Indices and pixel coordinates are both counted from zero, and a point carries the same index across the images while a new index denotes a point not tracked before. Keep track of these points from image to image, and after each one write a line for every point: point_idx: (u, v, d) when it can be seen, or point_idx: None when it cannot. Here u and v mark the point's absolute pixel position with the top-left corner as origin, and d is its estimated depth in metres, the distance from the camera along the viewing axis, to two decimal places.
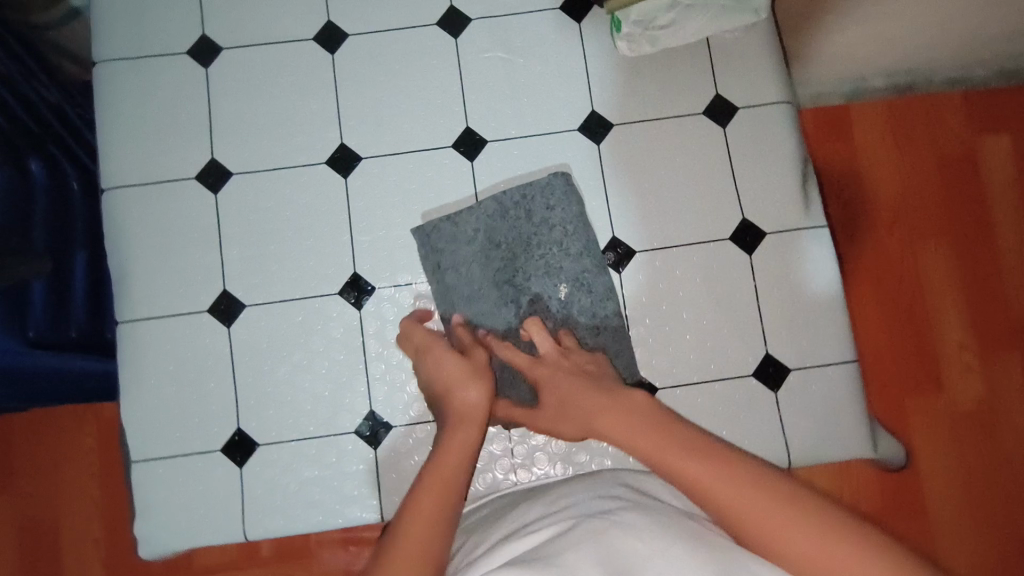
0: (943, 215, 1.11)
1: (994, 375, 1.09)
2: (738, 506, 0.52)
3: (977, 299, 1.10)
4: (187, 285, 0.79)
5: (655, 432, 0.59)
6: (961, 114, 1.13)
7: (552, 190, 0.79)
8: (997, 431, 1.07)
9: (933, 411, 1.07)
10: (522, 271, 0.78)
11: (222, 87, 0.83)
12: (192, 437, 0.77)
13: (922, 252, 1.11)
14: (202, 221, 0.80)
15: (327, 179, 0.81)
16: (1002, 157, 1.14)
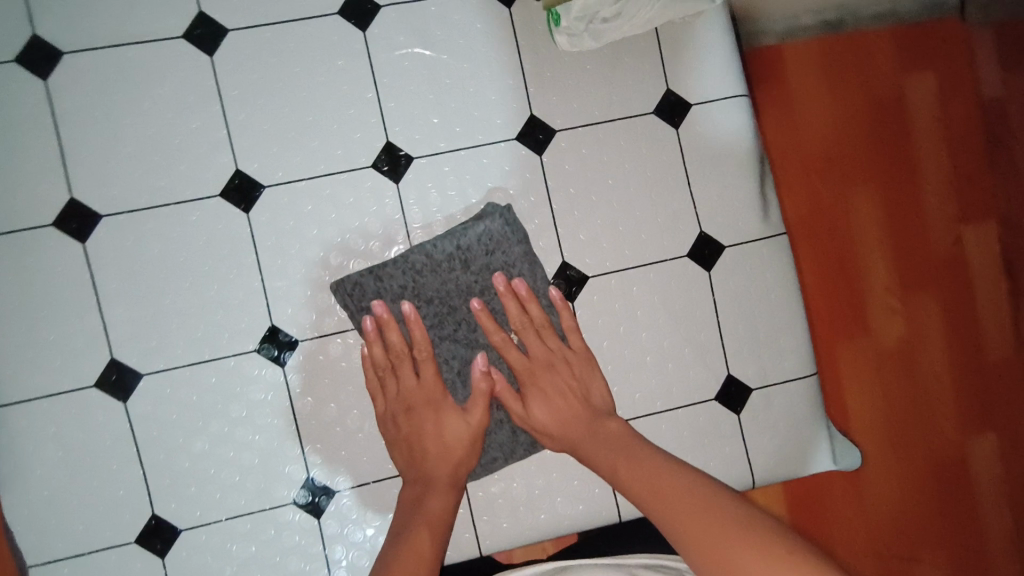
0: (879, 177, 0.91)
1: (934, 363, 0.92)
2: (699, 538, 0.53)
3: (916, 275, 0.92)
4: (66, 356, 0.68)
5: (625, 460, 0.63)
6: (894, 53, 0.92)
7: (492, 234, 0.70)
8: (936, 431, 0.91)
9: (876, 413, 0.90)
10: (466, 323, 0.71)
11: (74, 107, 0.68)
12: (99, 529, 0.69)
13: (862, 220, 0.90)
14: (71, 278, 0.68)
15: (225, 214, 0.70)
16: (935, 104, 0.93)
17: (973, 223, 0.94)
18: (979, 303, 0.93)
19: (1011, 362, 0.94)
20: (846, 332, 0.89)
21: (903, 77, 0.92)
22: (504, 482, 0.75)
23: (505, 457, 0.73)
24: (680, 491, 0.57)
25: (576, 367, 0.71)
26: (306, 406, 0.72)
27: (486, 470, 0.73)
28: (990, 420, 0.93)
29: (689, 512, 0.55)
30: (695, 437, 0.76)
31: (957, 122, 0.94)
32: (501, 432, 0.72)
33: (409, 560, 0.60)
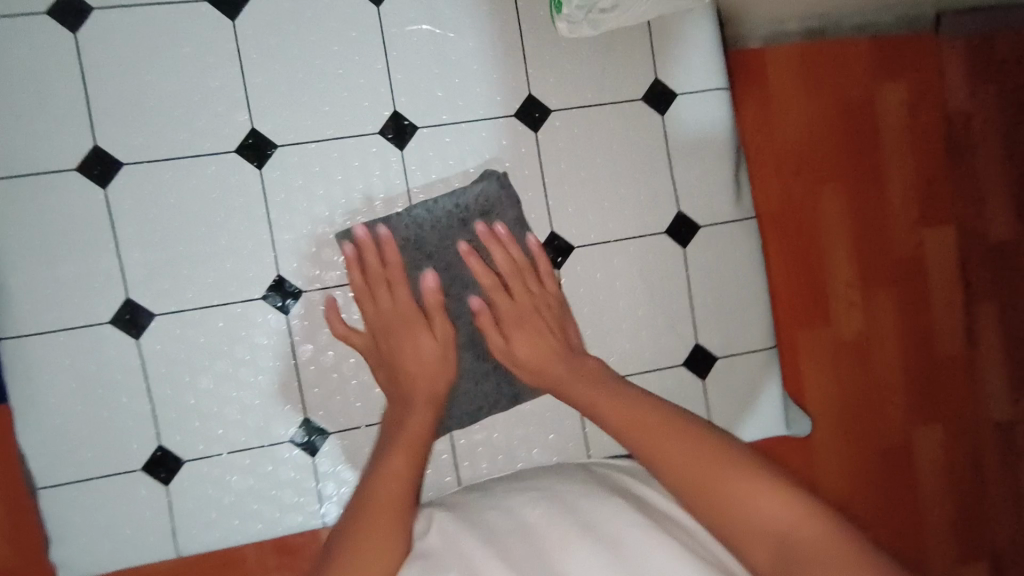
0: (846, 175, 0.98)
1: (883, 350, 0.99)
2: (689, 474, 0.59)
3: (873, 270, 0.99)
4: (83, 293, 0.73)
5: (623, 405, 0.66)
6: (869, 61, 0.98)
7: (487, 197, 0.78)
8: (884, 411, 0.99)
9: (830, 391, 0.97)
10: (460, 275, 0.78)
11: (100, 59, 0.72)
12: (107, 456, 0.74)
13: (827, 215, 0.97)
14: (91, 220, 0.73)
15: (239, 169, 0.75)
16: (901, 111, 1.00)
17: (930, 224, 1.01)
18: (930, 300, 1.01)
19: (957, 356, 1.03)
20: (807, 319, 0.96)
21: (874, 87, 0.98)
22: (486, 432, 0.81)
23: (489, 407, 0.80)
24: (679, 432, 0.62)
25: (544, 300, 0.77)
26: (306, 353, 0.77)
27: (472, 419, 0.80)
28: (935, 410, 1.02)
29: (679, 450, 0.60)
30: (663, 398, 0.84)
31: (922, 129, 1.01)
32: (486, 383, 0.80)
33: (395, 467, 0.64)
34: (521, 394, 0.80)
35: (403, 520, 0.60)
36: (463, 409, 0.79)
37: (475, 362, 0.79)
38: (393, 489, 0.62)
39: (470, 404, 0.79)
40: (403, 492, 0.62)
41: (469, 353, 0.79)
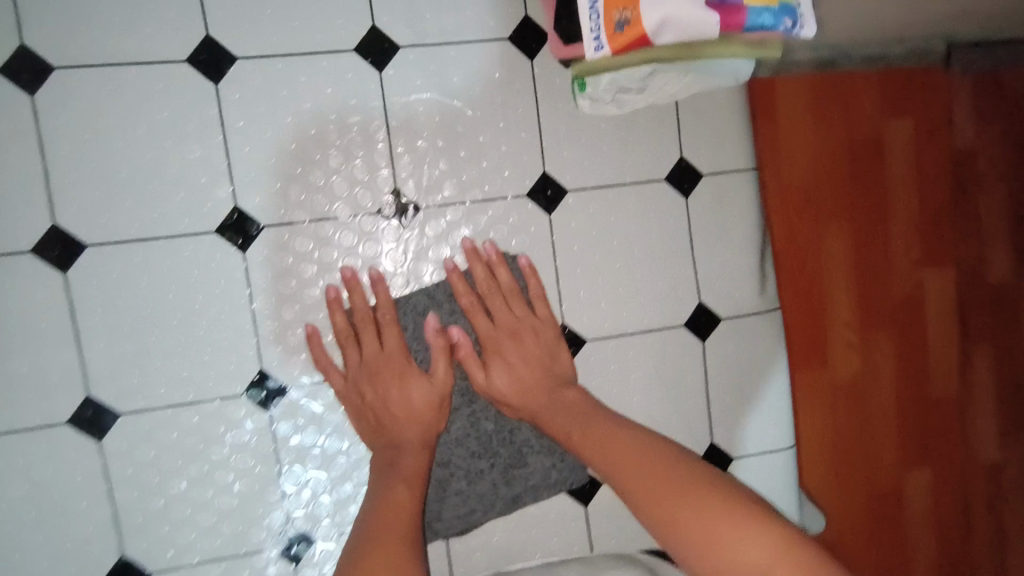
0: (871, 238, 0.79)
1: (903, 443, 0.83)
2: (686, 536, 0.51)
3: (896, 354, 0.82)
4: (38, 389, 0.65)
5: (579, 421, 0.63)
6: (888, 98, 0.78)
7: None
8: (904, 509, 0.84)
9: (844, 494, 0.81)
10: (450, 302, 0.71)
11: (62, 126, 0.64)
12: (61, 570, 0.66)
13: (848, 287, 0.78)
14: (48, 307, 0.64)
15: (220, 251, 0.67)
16: (919, 157, 0.81)
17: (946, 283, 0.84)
18: (948, 381, 0.85)
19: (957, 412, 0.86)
20: (824, 411, 0.79)
21: (897, 128, 0.79)
22: (485, 537, 0.74)
23: (485, 510, 0.72)
24: (628, 447, 0.59)
25: (544, 336, 0.70)
26: (290, 453, 0.70)
27: (466, 524, 0.72)
28: (949, 476, 0.86)
29: (674, 504, 0.53)
30: None
31: (941, 179, 0.82)
32: (481, 482, 0.72)
33: (397, 506, 0.59)
34: (522, 497, 0.73)
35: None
36: (455, 512, 0.72)
37: (469, 458, 0.72)
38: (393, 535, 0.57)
39: (464, 507, 0.72)
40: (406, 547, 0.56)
41: (463, 449, 0.71)
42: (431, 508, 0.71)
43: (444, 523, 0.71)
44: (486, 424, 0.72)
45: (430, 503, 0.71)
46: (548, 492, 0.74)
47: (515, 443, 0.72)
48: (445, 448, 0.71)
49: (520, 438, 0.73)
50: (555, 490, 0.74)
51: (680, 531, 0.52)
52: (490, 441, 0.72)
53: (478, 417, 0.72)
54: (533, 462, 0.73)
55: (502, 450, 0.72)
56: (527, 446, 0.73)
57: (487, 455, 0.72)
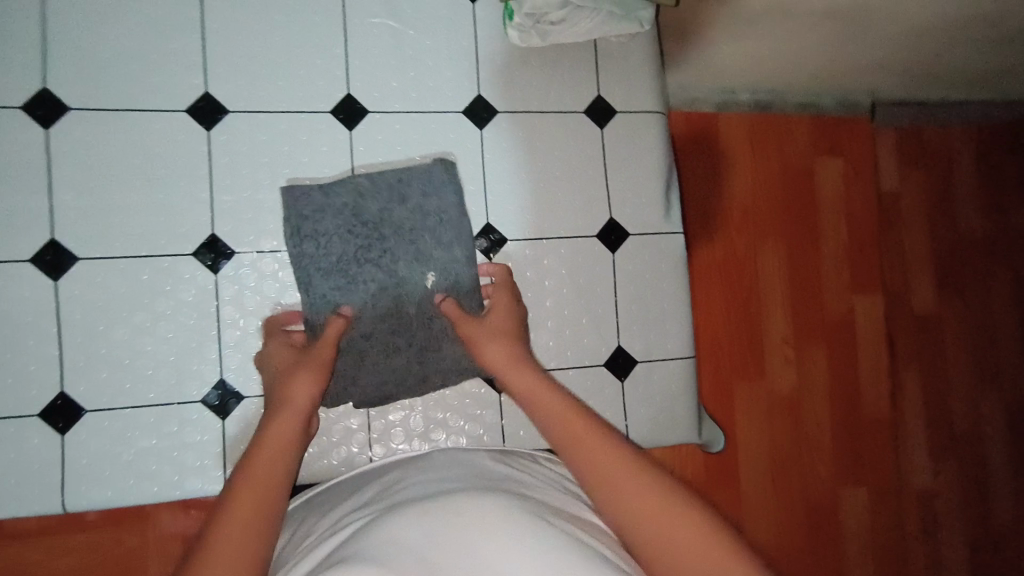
0: (766, 224, 1.22)
1: (803, 372, 1.21)
2: (628, 509, 0.56)
3: (795, 308, 1.22)
4: (8, 230, 0.73)
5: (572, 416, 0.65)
6: (771, 137, 1.23)
7: (431, 178, 0.81)
8: (799, 423, 1.20)
9: (751, 401, 1.18)
10: (385, 211, 0.79)
11: (62, 8, 0.74)
12: (4, 400, 0.73)
13: (758, 254, 1.21)
14: (28, 159, 0.73)
15: (186, 128, 0.77)
16: (796, 175, 1.24)
17: (825, 259, 1.25)
18: (821, 323, 1.24)
19: (835, 347, 1.24)
20: (736, 340, 1.18)
21: (782, 156, 1.23)
22: (405, 411, 0.82)
23: (397, 383, 0.80)
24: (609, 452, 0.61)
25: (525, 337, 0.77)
26: (230, 313, 0.78)
27: (379, 394, 0.80)
28: (826, 396, 1.23)
29: (625, 492, 0.57)
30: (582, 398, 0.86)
31: (809, 188, 1.25)
32: (397, 358, 0.80)
33: (274, 440, 0.64)
34: (430, 377, 0.81)
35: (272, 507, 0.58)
36: (368, 379, 0.79)
37: (388, 334, 0.79)
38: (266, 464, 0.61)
39: (377, 378, 0.79)
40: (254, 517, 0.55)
41: (384, 323, 0.79)
42: (347, 374, 0.78)
43: (357, 389, 0.79)
44: (408, 308, 0.79)
45: (345, 369, 0.78)
46: (455, 378, 0.82)
47: (432, 328, 0.80)
48: (368, 320, 0.78)
49: (438, 325, 0.80)
50: (461, 376, 0.82)
51: (651, 540, 0.54)
52: (409, 322, 0.79)
53: (402, 302, 0.79)
54: (446, 348, 0.81)
55: (418, 331, 0.80)
56: (444, 335, 0.80)
57: (405, 335, 0.79)
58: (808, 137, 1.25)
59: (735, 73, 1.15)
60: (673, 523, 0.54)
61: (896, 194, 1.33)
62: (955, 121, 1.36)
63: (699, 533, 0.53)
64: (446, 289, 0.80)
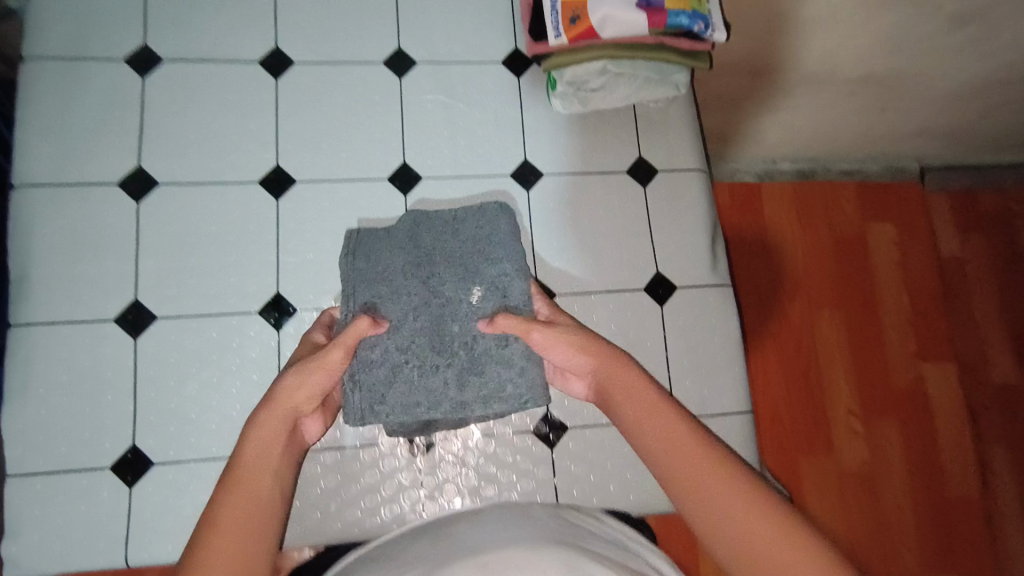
0: (826, 292, 1.29)
1: (875, 438, 1.24)
2: (713, 505, 0.56)
3: (860, 373, 1.26)
4: (97, 293, 0.79)
5: (654, 409, 0.62)
6: (823, 211, 1.33)
7: (486, 213, 0.70)
8: (877, 492, 1.22)
9: (823, 469, 1.21)
10: (436, 236, 0.69)
11: (158, 99, 0.85)
12: (79, 453, 0.76)
13: (819, 322, 1.27)
14: (120, 229, 0.81)
15: (258, 198, 0.84)
16: (852, 246, 1.32)
17: (890, 323, 1.30)
18: (892, 386, 1.27)
19: (909, 409, 1.27)
20: (804, 405, 1.23)
21: (835, 228, 1.32)
22: (458, 467, 0.81)
23: (429, 408, 0.65)
24: (694, 451, 0.59)
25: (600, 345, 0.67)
26: None
27: (407, 418, 0.65)
28: (904, 461, 1.24)
29: (711, 492, 0.56)
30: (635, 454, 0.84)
31: (865, 256, 1.32)
32: (431, 377, 0.65)
33: (258, 451, 0.59)
34: (470, 404, 0.66)
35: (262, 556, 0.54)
36: (395, 402, 0.64)
37: (425, 352, 0.65)
38: (250, 497, 0.57)
39: (409, 401, 0.64)
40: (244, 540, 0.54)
41: (419, 339, 0.65)
42: (371, 395, 0.64)
43: (383, 412, 0.64)
44: (451, 326, 0.66)
45: (370, 392, 0.64)
46: (498, 406, 0.66)
47: (477, 347, 0.66)
48: (401, 334, 0.64)
49: (484, 346, 0.66)
50: (508, 405, 0.66)
51: (738, 539, 0.54)
52: (448, 338, 0.65)
53: (444, 318, 0.66)
54: (490, 372, 0.66)
55: (458, 350, 0.65)
56: (490, 358, 0.66)
57: (446, 353, 0.65)
58: (859, 211, 1.34)
59: (782, 143, 1.39)
60: (762, 527, 0.53)
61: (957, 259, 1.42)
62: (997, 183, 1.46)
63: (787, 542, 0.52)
64: (495, 306, 0.67)
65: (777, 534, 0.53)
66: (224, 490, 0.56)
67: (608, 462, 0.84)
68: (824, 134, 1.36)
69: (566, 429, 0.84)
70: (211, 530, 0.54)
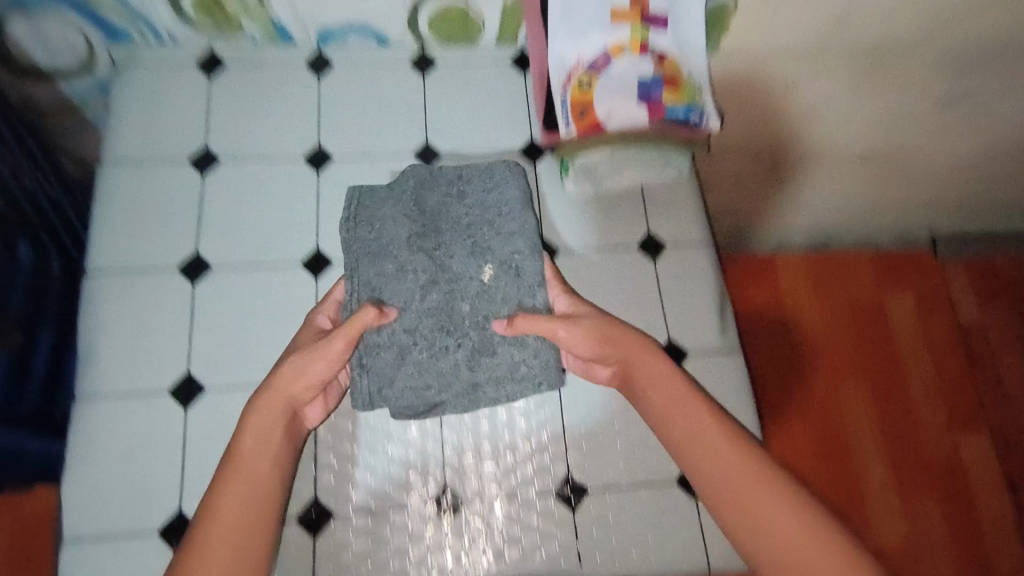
0: (849, 362, 1.46)
1: (909, 498, 1.37)
2: (731, 493, 0.73)
3: (888, 435, 1.41)
4: (154, 368, 0.87)
5: (686, 408, 0.79)
6: (840, 288, 1.52)
7: (492, 175, 0.86)
8: (917, 552, 1.35)
9: (872, 530, 1.34)
10: (443, 211, 0.83)
11: (215, 193, 0.95)
12: (129, 518, 0.81)
13: (844, 389, 1.43)
14: (177, 309, 0.90)
15: (300, 278, 0.93)
16: (872, 318, 1.50)
17: (911, 387, 1.46)
18: (921, 445, 1.41)
19: (942, 468, 1.39)
20: (837, 467, 1.38)
21: (852, 302, 1.51)
22: (483, 530, 0.84)
23: (441, 389, 0.78)
24: (716, 447, 0.76)
25: (630, 342, 0.82)
26: (324, 435, 0.85)
27: (420, 401, 0.78)
28: (943, 517, 1.37)
29: (730, 481, 0.74)
30: (656, 517, 0.86)
31: (879, 327, 1.50)
32: (442, 359, 0.78)
33: (258, 437, 0.75)
34: (482, 386, 0.79)
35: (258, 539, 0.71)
36: (409, 383, 0.77)
37: (436, 332, 0.78)
38: (250, 478, 0.73)
39: (418, 381, 0.77)
40: (245, 516, 0.72)
41: (432, 320, 0.78)
42: (387, 375, 0.77)
43: (393, 393, 0.77)
44: (462, 304, 0.79)
45: (387, 370, 0.77)
46: (508, 386, 0.79)
47: (485, 329, 0.79)
48: (416, 315, 0.78)
49: (493, 329, 0.79)
50: (518, 385, 0.79)
51: (751, 522, 0.72)
52: (460, 321, 0.79)
53: (455, 296, 0.79)
54: (500, 354, 0.78)
55: (470, 332, 0.78)
56: (496, 336, 0.79)
57: (456, 334, 0.78)
58: (873, 286, 1.53)
59: (802, 227, 1.58)
60: (772, 510, 0.71)
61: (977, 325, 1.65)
62: (981, 254, 1.70)
63: (792, 522, 0.70)
64: (502, 279, 0.80)
65: (788, 517, 0.70)
66: (227, 468, 0.73)
67: (630, 525, 0.86)
68: (843, 215, 1.53)
69: (587, 491, 0.86)
70: (215, 503, 0.71)
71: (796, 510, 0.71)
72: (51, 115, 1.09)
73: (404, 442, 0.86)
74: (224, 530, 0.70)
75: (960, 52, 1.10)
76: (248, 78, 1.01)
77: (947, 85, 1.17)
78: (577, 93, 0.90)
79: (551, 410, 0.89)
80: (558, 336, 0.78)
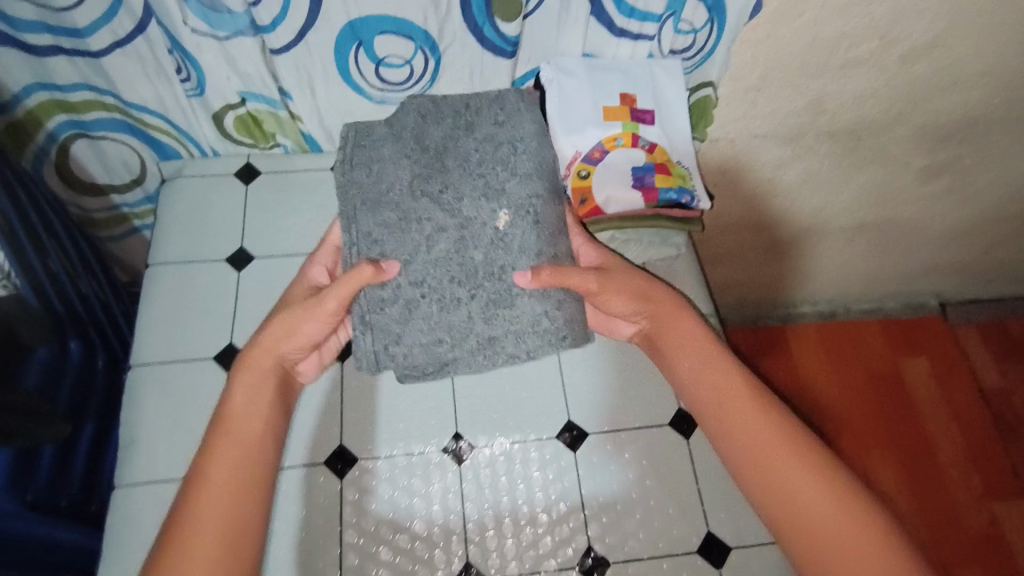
0: (868, 433, 1.57)
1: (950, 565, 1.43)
2: (757, 461, 0.74)
3: (916, 502, 1.50)
4: (188, 453, 0.91)
5: (715, 372, 0.80)
6: (849, 362, 1.66)
7: (504, 105, 0.80)
8: None
9: None
10: (450, 148, 0.77)
11: (249, 287, 1.04)
12: None
13: (868, 460, 1.54)
14: (212, 396, 0.95)
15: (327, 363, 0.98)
16: (885, 390, 1.63)
17: (931, 453, 1.55)
18: (945, 511, 1.49)
19: (976, 536, 1.47)
20: None
21: (863, 373, 1.65)
22: None
23: (455, 342, 0.76)
24: (742, 412, 0.77)
25: (657, 293, 0.86)
26: (350, 515, 0.88)
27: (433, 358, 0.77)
28: None
29: (755, 447, 0.75)
30: None
31: (892, 395, 1.62)
32: (456, 312, 0.76)
33: (248, 398, 0.76)
34: (498, 338, 0.77)
35: (251, 498, 0.71)
36: (420, 340, 0.76)
37: (448, 284, 0.75)
38: (242, 436, 0.74)
39: (429, 336, 0.76)
40: (236, 479, 0.71)
41: (441, 271, 0.75)
42: (396, 330, 0.75)
43: (401, 350, 0.76)
44: (474, 253, 0.75)
45: (394, 325, 0.75)
46: (528, 338, 0.77)
47: (501, 281, 0.76)
48: (423, 268, 0.75)
49: (516, 286, 0.75)
50: (537, 338, 0.77)
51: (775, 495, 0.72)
52: (473, 271, 0.75)
53: (466, 244, 0.75)
54: (518, 305, 0.76)
55: (484, 283, 0.75)
56: (516, 288, 0.76)
57: (469, 285, 0.75)
58: (884, 359, 1.67)
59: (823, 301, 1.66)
60: (797, 477, 0.72)
61: (1000, 390, 1.65)
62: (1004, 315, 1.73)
63: (816, 489, 0.71)
64: (517, 224, 0.76)
65: (813, 485, 0.71)
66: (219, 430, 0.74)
67: None
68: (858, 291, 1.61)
69: (609, 564, 0.87)
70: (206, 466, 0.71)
71: (820, 478, 0.71)
72: (102, 224, 1.20)
73: (428, 517, 0.88)
74: (215, 492, 0.70)
75: (935, 129, 1.17)
76: (278, 184, 1.11)
77: (928, 158, 1.23)
78: (578, 181, 0.98)
79: (569, 482, 0.92)
80: (579, 285, 0.78)
